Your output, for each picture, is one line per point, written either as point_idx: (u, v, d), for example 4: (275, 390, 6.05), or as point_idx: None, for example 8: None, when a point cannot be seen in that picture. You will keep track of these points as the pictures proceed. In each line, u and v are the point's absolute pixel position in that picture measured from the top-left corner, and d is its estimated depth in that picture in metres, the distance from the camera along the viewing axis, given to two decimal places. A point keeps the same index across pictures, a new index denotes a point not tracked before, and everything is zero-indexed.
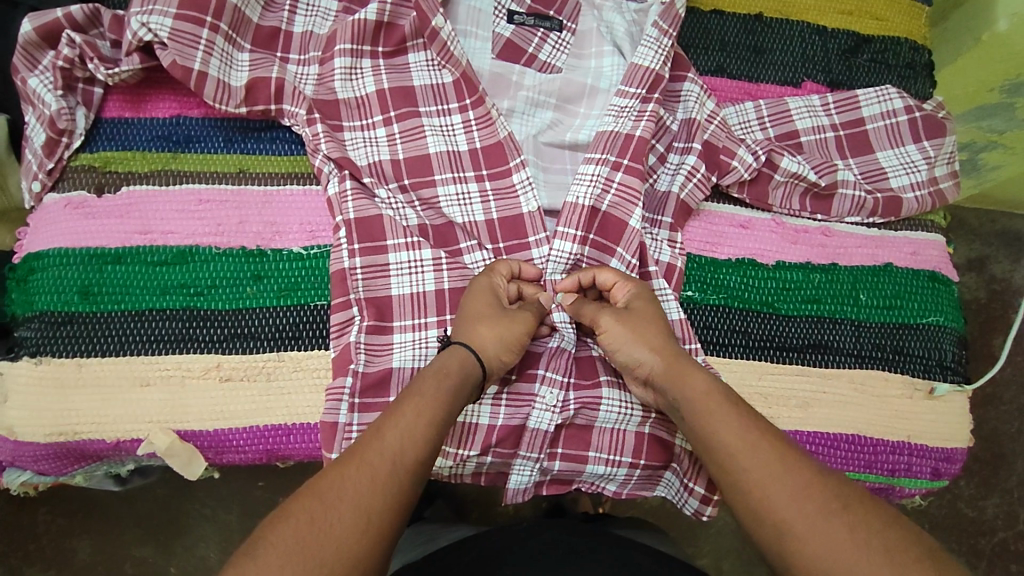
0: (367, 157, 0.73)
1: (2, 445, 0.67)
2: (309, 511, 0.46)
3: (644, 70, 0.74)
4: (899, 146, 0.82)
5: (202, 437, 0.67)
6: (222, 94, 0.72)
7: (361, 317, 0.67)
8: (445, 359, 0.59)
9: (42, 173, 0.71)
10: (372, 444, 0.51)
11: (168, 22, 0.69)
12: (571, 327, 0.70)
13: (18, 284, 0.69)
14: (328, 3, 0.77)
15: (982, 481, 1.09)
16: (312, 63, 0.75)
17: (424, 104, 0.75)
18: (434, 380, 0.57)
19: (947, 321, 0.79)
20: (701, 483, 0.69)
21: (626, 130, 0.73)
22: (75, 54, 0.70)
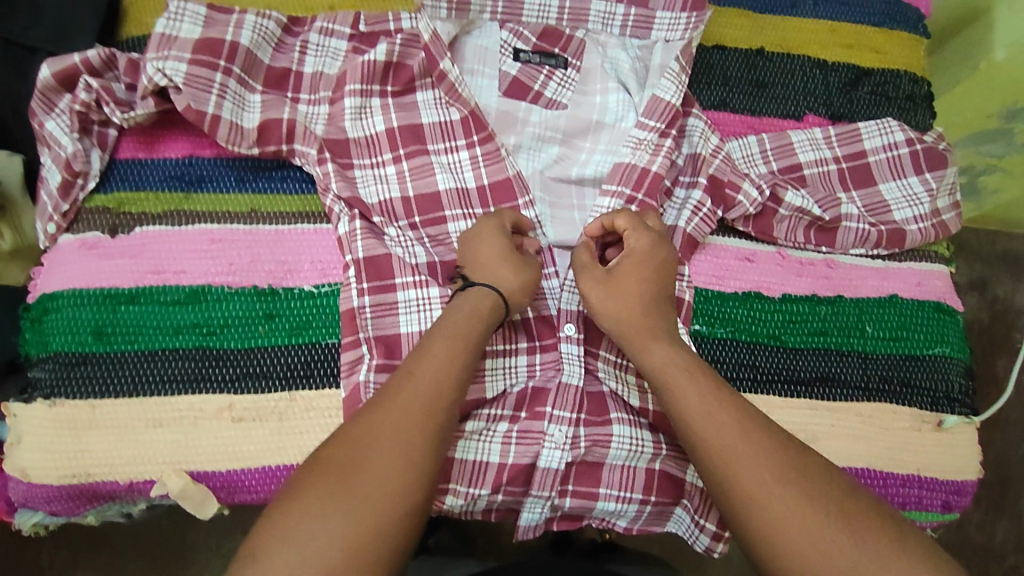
0: (378, 194, 0.74)
1: (16, 487, 0.67)
2: (351, 461, 0.54)
3: (664, 103, 0.77)
4: (902, 178, 0.83)
5: (214, 478, 0.67)
6: (234, 136, 0.73)
7: (371, 355, 0.67)
8: (472, 301, 0.64)
9: (57, 216, 0.72)
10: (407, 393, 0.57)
11: (182, 67, 0.71)
12: (577, 361, 0.71)
13: (33, 324, 0.70)
14: (337, 43, 0.78)
15: (990, 503, 1.08)
16: (322, 103, 0.76)
17: (433, 142, 0.76)
18: (465, 320, 0.62)
19: (953, 352, 0.80)
20: (712, 519, 0.70)
21: (643, 163, 0.75)
22: (92, 98, 0.72)
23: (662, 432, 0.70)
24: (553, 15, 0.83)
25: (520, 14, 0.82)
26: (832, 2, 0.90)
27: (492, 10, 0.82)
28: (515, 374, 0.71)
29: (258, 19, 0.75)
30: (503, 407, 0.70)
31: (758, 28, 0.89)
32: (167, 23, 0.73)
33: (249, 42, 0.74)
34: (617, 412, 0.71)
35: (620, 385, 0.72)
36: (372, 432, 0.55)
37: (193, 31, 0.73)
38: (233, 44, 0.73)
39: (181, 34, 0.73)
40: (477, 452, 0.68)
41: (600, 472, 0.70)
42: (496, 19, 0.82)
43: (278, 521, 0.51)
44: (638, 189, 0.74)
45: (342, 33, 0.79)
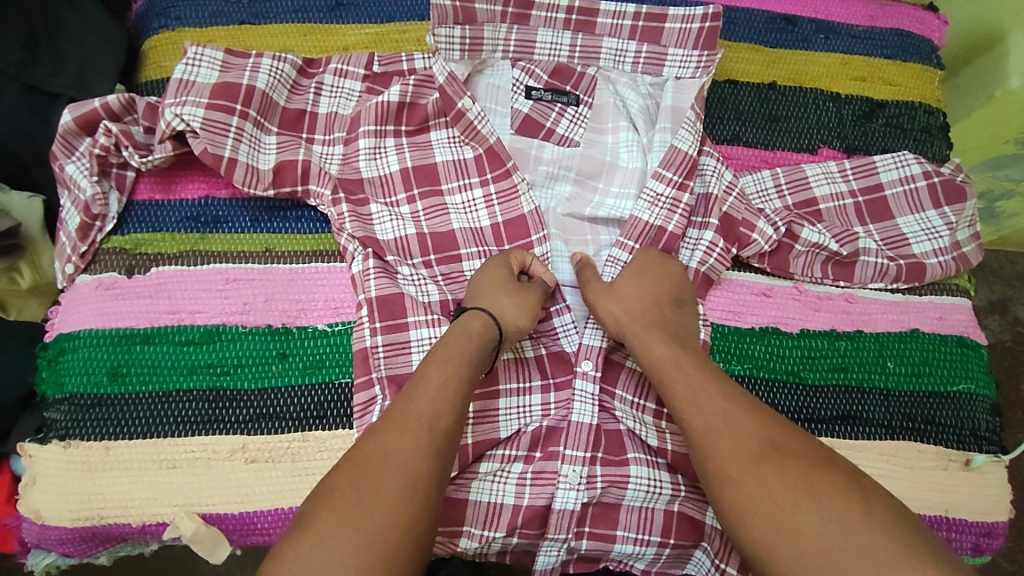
0: (394, 231, 0.74)
1: (29, 529, 0.67)
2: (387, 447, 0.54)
3: (681, 155, 0.75)
4: (920, 212, 0.82)
5: (227, 520, 0.67)
6: (250, 178, 0.74)
7: (384, 395, 0.67)
8: (464, 322, 0.64)
9: (75, 256, 0.73)
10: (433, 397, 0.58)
11: (200, 111, 0.72)
12: (590, 402, 0.69)
13: (50, 363, 0.70)
14: (351, 84, 0.79)
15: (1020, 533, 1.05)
16: (337, 143, 0.77)
17: (446, 181, 0.76)
18: (459, 340, 0.62)
19: (978, 388, 0.78)
20: (734, 562, 0.67)
21: (660, 221, 0.75)
22: (111, 142, 0.73)
23: (680, 472, 0.69)
24: (565, 52, 0.83)
25: (531, 52, 0.82)
26: (842, 36, 0.90)
27: (505, 48, 0.82)
28: (528, 413, 0.70)
29: (273, 62, 0.77)
30: (517, 446, 0.69)
31: (769, 62, 0.89)
32: (185, 69, 0.75)
33: (264, 84, 0.75)
34: (634, 451, 0.69)
35: (637, 425, 0.70)
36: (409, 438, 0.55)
37: (211, 76, 0.75)
38: (249, 88, 0.74)
39: (199, 79, 0.75)
40: (492, 494, 0.67)
41: (616, 514, 0.68)
42: (509, 57, 0.83)
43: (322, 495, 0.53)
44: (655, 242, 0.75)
45: (355, 73, 0.80)
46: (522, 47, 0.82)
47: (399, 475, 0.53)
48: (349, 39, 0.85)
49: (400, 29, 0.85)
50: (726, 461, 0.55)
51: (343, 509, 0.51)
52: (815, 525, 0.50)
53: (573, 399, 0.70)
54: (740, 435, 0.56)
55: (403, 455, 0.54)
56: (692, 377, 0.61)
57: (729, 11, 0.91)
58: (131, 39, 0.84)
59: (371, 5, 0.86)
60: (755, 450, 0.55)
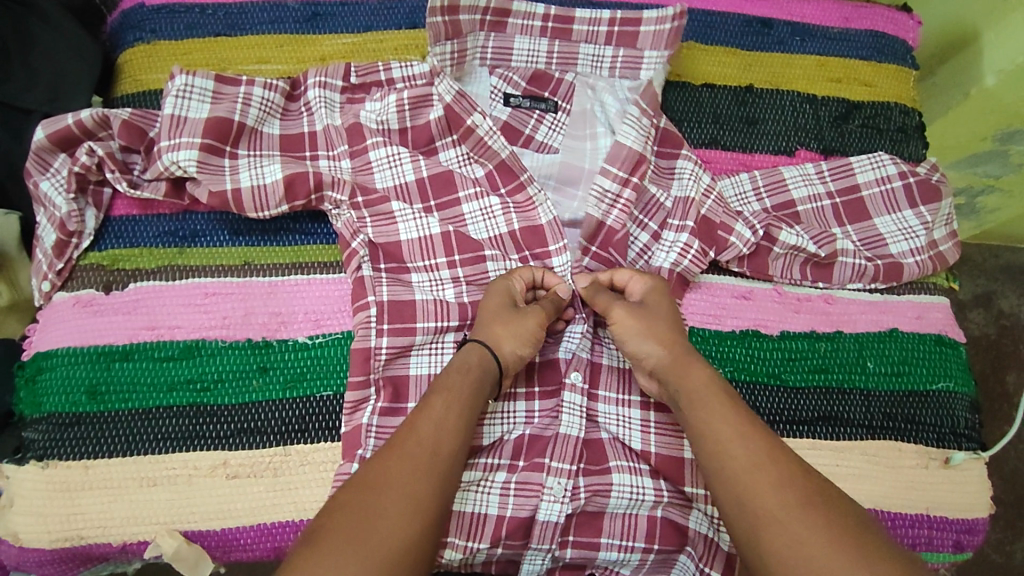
0: (418, 231, 0.74)
1: (7, 551, 0.66)
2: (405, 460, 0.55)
3: (626, 150, 0.76)
4: (897, 212, 0.82)
5: (209, 538, 0.66)
6: (261, 200, 0.73)
7: (376, 397, 0.68)
8: (463, 355, 0.64)
9: (51, 274, 0.72)
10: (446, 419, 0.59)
11: (195, 154, 0.72)
12: (578, 411, 0.70)
13: (27, 383, 0.70)
14: (332, 95, 0.79)
15: (1007, 524, 1.06)
16: (343, 157, 0.76)
17: (463, 188, 0.76)
18: (459, 373, 0.62)
19: (957, 386, 0.78)
20: (717, 566, 0.68)
21: (601, 215, 0.76)
22: (93, 162, 0.73)
23: (664, 475, 0.69)
24: (543, 59, 0.83)
25: (510, 59, 0.83)
26: (818, 38, 0.91)
27: (483, 55, 0.82)
28: (512, 420, 0.70)
29: (264, 92, 0.77)
30: (500, 455, 0.69)
31: (746, 65, 0.89)
32: (175, 102, 0.74)
33: (253, 120, 0.76)
34: (616, 459, 0.70)
35: (621, 429, 0.71)
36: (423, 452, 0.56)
37: (202, 109, 0.74)
38: (240, 125, 0.75)
39: (190, 114, 0.74)
40: (475, 503, 0.67)
41: (601, 520, 0.69)
42: (487, 64, 0.83)
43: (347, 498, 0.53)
44: (594, 237, 0.76)
45: (334, 84, 0.79)
46: (499, 54, 0.82)
47: (400, 498, 0.53)
48: (325, 50, 0.84)
49: (378, 38, 0.85)
50: (785, 520, 0.51)
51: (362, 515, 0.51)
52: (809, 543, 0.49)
53: (562, 411, 0.70)
54: (803, 498, 0.52)
55: (405, 478, 0.54)
56: (714, 401, 0.59)
57: (705, 15, 0.91)
58: (106, 53, 0.84)
59: (349, 15, 0.86)
60: (816, 511, 0.51)
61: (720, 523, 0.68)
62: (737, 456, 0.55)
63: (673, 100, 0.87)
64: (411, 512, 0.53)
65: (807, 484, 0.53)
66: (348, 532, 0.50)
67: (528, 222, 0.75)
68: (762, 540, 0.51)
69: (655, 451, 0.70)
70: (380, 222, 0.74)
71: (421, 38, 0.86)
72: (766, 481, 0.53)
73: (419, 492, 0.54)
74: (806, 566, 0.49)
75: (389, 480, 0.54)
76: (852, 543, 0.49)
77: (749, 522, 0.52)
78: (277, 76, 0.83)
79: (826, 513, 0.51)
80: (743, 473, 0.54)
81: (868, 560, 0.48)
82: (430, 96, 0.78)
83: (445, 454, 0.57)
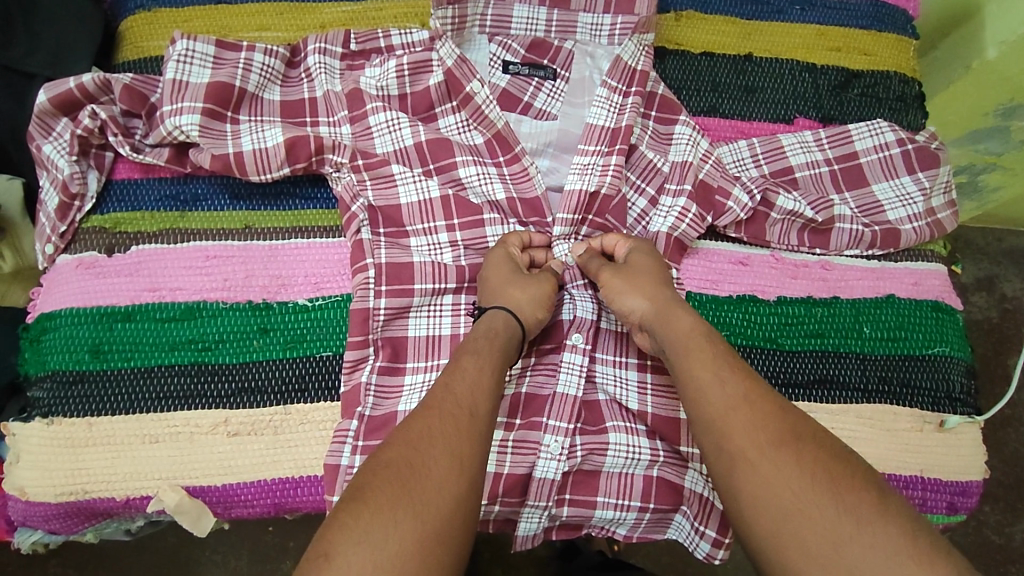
0: (417, 193, 0.75)
1: (14, 506, 0.68)
2: (446, 416, 0.55)
3: (597, 129, 0.78)
4: (894, 179, 0.82)
5: (210, 493, 0.67)
6: (264, 163, 0.74)
7: (375, 356, 0.69)
8: (487, 322, 0.65)
9: (55, 236, 0.73)
10: (473, 376, 0.59)
11: (197, 119, 0.73)
12: (576, 374, 0.71)
13: (31, 343, 0.71)
14: (332, 61, 0.79)
15: (1008, 506, 1.07)
16: (343, 123, 0.77)
17: (461, 153, 0.76)
18: (485, 338, 0.63)
19: (953, 351, 0.79)
20: (712, 525, 0.69)
21: (593, 187, 0.76)
22: (95, 125, 0.73)
23: (660, 434, 0.70)
24: (542, 26, 0.83)
25: (508, 27, 0.82)
26: (818, 7, 0.91)
27: (482, 23, 0.82)
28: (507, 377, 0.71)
29: (264, 58, 0.77)
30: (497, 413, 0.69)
31: (745, 34, 0.89)
32: (177, 67, 0.74)
33: (254, 85, 0.76)
34: (612, 420, 0.71)
35: (620, 389, 0.72)
36: (458, 406, 0.56)
37: (203, 74, 0.75)
38: (241, 90, 0.75)
39: (191, 78, 0.74)
40: None
41: (596, 480, 0.70)
42: (486, 32, 0.82)
43: (392, 455, 0.52)
44: (589, 208, 0.77)
45: (334, 52, 0.80)
46: (498, 22, 0.82)
47: (445, 456, 0.52)
48: (325, 18, 0.84)
49: (377, 6, 0.85)
50: (755, 460, 0.52)
51: (407, 467, 0.51)
52: (780, 478, 0.50)
53: (560, 370, 0.71)
54: (775, 435, 0.53)
55: (449, 439, 0.53)
56: (696, 344, 0.61)
57: None
58: (108, 21, 0.84)
59: None
60: (786, 447, 0.52)
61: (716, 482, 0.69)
62: (714, 401, 0.56)
63: (671, 68, 0.87)
64: (455, 467, 0.52)
65: (781, 421, 0.54)
66: (397, 489, 0.49)
67: (526, 189, 0.76)
68: (735, 484, 0.52)
69: (651, 412, 0.71)
70: (379, 184, 0.74)
71: (420, 6, 0.86)
72: (741, 424, 0.54)
73: (463, 449, 0.53)
74: (777, 502, 0.49)
75: (430, 438, 0.53)
76: (820, 479, 0.50)
77: (723, 464, 0.54)
78: (278, 43, 0.83)
79: (796, 450, 0.52)
80: (718, 415, 0.55)
81: (833, 493, 0.49)
82: (429, 62, 0.78)
83: (483, 412, 0.57)
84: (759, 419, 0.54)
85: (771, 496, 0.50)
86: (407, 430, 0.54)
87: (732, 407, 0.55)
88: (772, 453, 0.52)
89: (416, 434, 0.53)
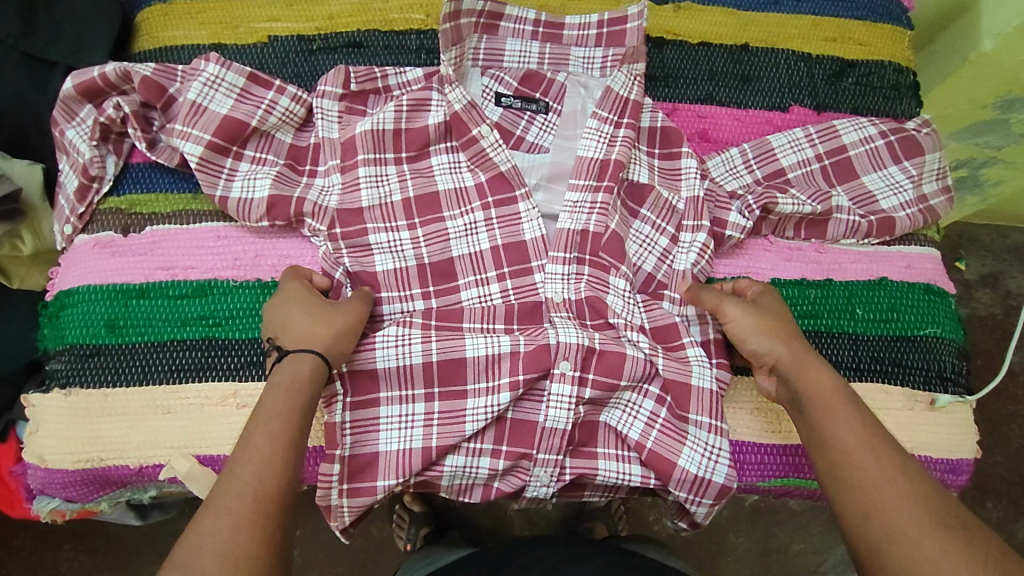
0: (394, 261, 0.74)
1: (33, 474, 0.71)
2: (230, 496, 0.52)
3: (588, 161, 0.76)
4: (882, 169, 0.84)
5: (221, 462, 0.70)
6: (245, 210, 0.74)
7: (343, 394, 0.69)
8: (289, 368, 0.61)
9: (73, 217, 0.76)
10: (258, 439, 0.56)
11: (199, 148, 0.74)
12: (563, 415, 0.69)
13: (51, 319, 0.74)
14: (328, 104, 0.78)
15: (1011, 503, 1.09)
16: (333, 173, 0.75)
17: (447, 208, 0.76)
18: (282, 393, 0.59)
19: (945, 332, 0.80)
20: (685, 518, 0.75)
21: (581, 225, 0.74)
22: (118, 115, 0.75)
23: (654, 468, 0.70)
24: (534, 59, 0.83)
25: (501, 59, 0.83)
26: None
27: (476, 55, 0.82)
28: (491, 411, 0.69)
29: (290, 103, 0.77)
30: (483, 440, 0.70)
31: (742, 24, 0.91)
32: (202, 89, 0.75)
33: (269, 125, 0.77)
34: (603, 446, 0.72)
35: (623, 420, 0.71)
36: (249, 479, 0.54)
37: (225, 104, 0.75)
38: (254, 129, 0.76)
39: (210, 105, 0.75)
40: (466, 470, 0.70)
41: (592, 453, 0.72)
42: (479, 64, 0.82)
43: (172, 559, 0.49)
44: (605, 174, 0.76)
45: (333, 92, 0.78)
46: (490, 54, 0.83)
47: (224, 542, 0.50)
48: (333, 9, 0.87)
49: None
50: (911, 537, 0.51)
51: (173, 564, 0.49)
52: (940, 558, 0.49)
53: (548, 404, 0.69)
54: (931, 517, 0.52)
55: (231, 523, 0.51)
56: (836, 403, 0.61)
57: None
58: (125, 13, 0.87)
59: None
60: (939, 529, 0.51)
61: (702, 496, 0.71)
62: (864, 466, 0.56)
63: (670, 57, 0.89)
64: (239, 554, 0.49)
65: (934, 499, 0.53)
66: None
67: (513, 238, 0.75)
68: (892, 555, 0.51)
69: (651, 446, 0.70)
70: (356, 253, 0.73)
71: None
72: (893, 496, 0.54)
73: (245, 531, 0.51)
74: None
75: (210, 528, 0.50)
76: (949, 519, 0.52)
77: (875, 533, 0.52)
78: (291, 33, 0.85)
79: (956, 533, 0.51)
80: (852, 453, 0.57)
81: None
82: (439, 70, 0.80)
83: (273, 486, 0.54)
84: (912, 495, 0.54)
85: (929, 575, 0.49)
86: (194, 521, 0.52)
87: (883, 478, 0.55)
88: (928, 530, 0.51)
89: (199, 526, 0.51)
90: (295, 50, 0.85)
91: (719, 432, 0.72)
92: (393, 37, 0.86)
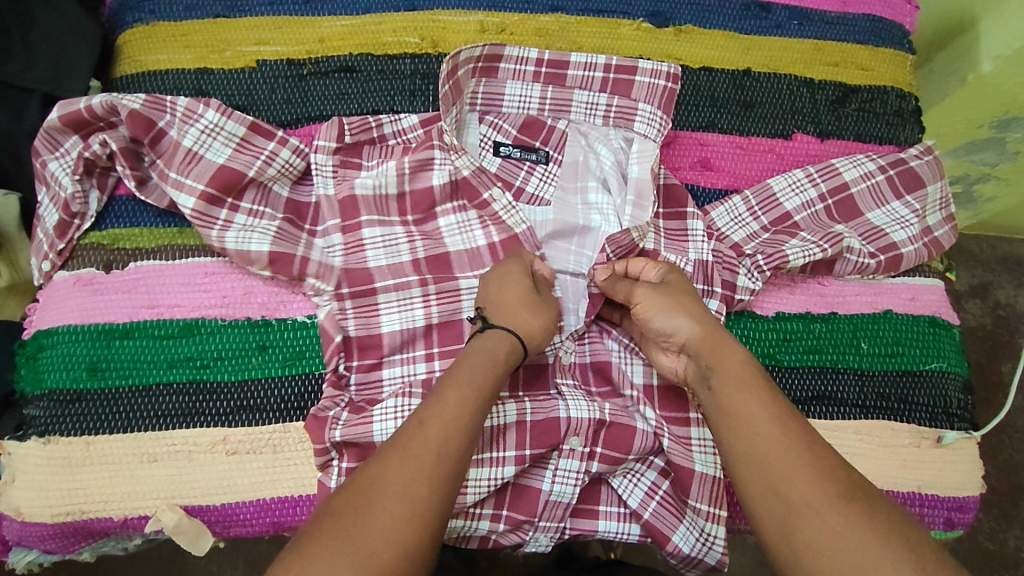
0: (401, 323, 0.71)
1: (10, 526, 0.67)
2: (407, 452, 0.54)
3: (608, 236, 0.76)
4: (885, 204, 0.82)
5: (209, 513, 0.67)
6: (245, 259, 0.71)
7: (341, 458, 0.66)
8: (491, 342, 0.63)
9: (52, 253, 0.72)
10: (435, 407, 0.57)
11: (193, 201, 0.71)
12: (569, 481, 0.67)
13: (27, 360, 0.70)
14: (321, 159, 0.75)
15: (1002, 512, 1.08)
16: (333, 233, 0.73)
17: (459, 267, 0.74)
18: (479, 360, 0.62)
19: (951, 366, 0.79)
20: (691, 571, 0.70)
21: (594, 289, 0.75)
22: (105, 151, 0.72)
23: (650, 536, 0.68)
24: (534, 105, 0.82)
25: (500, 105, 0.82)
26: (815, 22, 0.91)
27: (473, 100, 0.81)
28: (495, 481, 0.66)
29: (290, 155, 0.74)
30: (484, 505, 0.67)
31: (744, 49, 0.89)
32: (199, 137, 0.73)
33: (267, 178, 0.74)
34: (606, 505, 0.70)
35: (625, 482, 0.69)
36: (428, 437, 0.55)
37: (223, 152, 0.73)
38: (251, 179, 0.73)
39: (207, 153, 0.72)
40: (463, 528, 0.67)
41: (595, 499, 0.70)
42: (476, 109, 0.81)
43: (341, 502, 0.51)
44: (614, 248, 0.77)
45: (327, 147, 0.75)
46: (489, 99, 0.81)
47: (397, 496, 0.51)
48: (323, 31, 0.84)
49: (376, 20, 0.84)
50: (818, 509, 0.50)
51: (337, 513, 0.50)
52: (839, 530, 0.48)
53: (554, 477, 0.68)
54: (843, 489, 0.51)
55: (407, 479, 0.52)
56: (749, 380, 0.59)
57: None
58: (104, 35, 0.83)
59: None
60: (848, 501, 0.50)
61: (705, 554, 0.68)
62: (775, 441, 0.54)
63: None
64: (408, 512, 0.51)
65: (841, 471, 0.52)
66: (345, 536, 0.49)
67: None
68: (796, 531, 0.50)
69: (649, 517, 0.68)
70: (362, 313, 0.71)
71: (419, 20, 0.85)
72: (801, 471, 0.52)
73: (420, 494, 0.52)
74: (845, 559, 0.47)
75: (384, 481, 0.52)
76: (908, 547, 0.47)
77: (783, 511, 0.51)
78: (277, 57, 0.83)
79: (864, 505, 0.50)
80: (816, 506, 0.50)
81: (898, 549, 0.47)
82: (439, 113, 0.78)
83: (451, 452, 0.55)
84: (819, 467, 0.52)
85: (834, 545, 0.48)
86: (365, 468, 0.54)
87: (791, 457, 0.53)
88: (829, 500, 0.50)
89: (377, 477, 0.52)
90: (284, 75, 0.82)
91: (717, 520, 0.68)
92: (387, 62, 0.83)
